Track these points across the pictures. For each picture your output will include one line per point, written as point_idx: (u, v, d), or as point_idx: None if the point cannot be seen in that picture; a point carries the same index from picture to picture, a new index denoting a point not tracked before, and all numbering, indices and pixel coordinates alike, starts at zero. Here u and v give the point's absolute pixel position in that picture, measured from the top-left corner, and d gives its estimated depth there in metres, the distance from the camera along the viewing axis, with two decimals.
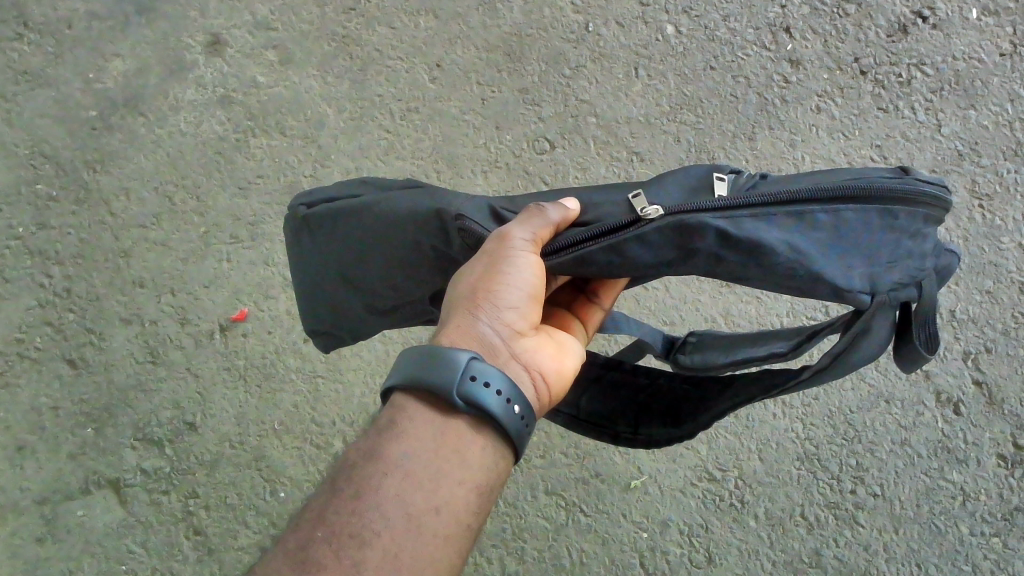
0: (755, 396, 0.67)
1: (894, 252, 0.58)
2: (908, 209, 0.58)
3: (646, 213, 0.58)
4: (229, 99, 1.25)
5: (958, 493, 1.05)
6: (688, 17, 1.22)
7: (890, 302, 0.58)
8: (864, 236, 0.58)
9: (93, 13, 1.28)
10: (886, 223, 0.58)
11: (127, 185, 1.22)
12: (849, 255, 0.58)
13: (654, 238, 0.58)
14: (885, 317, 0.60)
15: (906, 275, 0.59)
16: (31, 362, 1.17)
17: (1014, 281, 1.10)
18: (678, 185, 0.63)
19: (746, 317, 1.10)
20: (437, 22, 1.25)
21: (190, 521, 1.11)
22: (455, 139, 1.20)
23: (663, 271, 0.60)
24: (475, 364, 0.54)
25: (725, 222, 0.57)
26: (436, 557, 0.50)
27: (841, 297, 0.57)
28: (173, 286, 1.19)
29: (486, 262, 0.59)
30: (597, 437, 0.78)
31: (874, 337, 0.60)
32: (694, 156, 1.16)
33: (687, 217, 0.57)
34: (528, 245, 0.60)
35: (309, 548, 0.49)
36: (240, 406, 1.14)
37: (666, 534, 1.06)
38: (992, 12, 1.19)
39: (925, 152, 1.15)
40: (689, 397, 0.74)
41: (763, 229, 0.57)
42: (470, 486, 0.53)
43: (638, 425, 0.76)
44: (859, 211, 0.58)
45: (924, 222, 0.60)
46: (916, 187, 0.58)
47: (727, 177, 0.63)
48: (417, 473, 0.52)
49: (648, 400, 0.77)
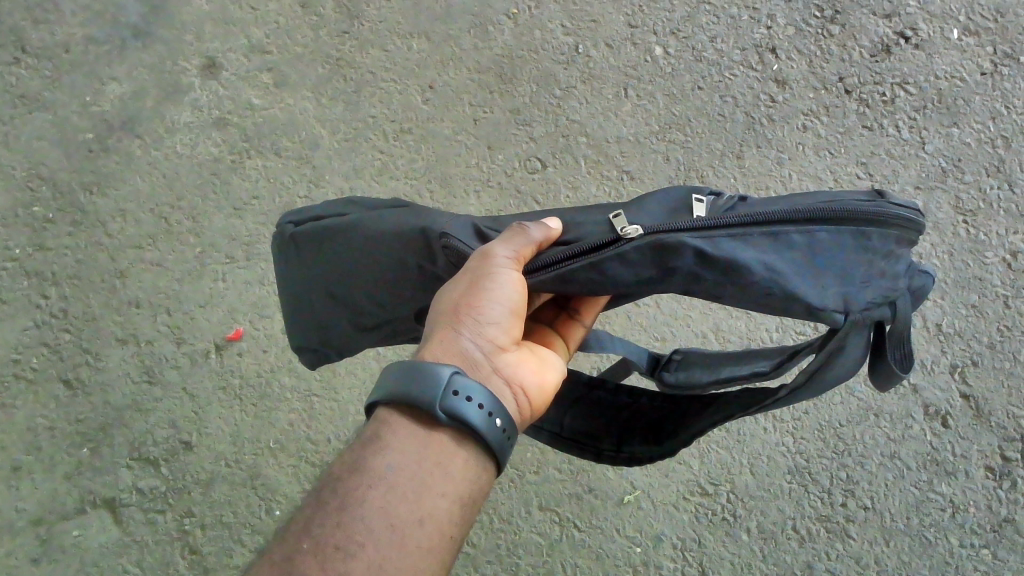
0: (734, 412, 0.68)
1: (869, 272, 0.60)
2: (881, 231, 0.60)
3: (626, 232, 0.60)
4: (225, 121, 1.26)
5: (948, 505, 1.06)
6: (676, 38, 1.24)
7: (864, 321, 0.60)
8: (838, 255, 0.59)
9: (91, 38, 1.30)
10: (859, 244, 0.59)
11: (124, 207, 1.24)
12: (823, 274, 0.59)
13: (634, 257, 0.60)
14: (859, 337, 0.61)
15: (879, 295, 0.60)
16: (27, 382, 1.17)
17: (998, 296, 1.12)
18: (658, 206, 0.65)
19: (736, 333, 1.12)
20: (429, 45, 1.27)
21: (186, 540, 1.12)
22: (447, 159, 1.22)
23: (643, 290, 0.62)
24: (457, 377, 0.55)
25: (702, 242, 0.59)
26: (419, 568, 0.51)
27: (816, 316, 0.59)
28: (169, 306, 1.20)
29: (469, 279, 0.60)
30: (580, 455, 0.79)
31: (848, 356, 0.62)
32: (683, 175, 1.18)
33: (665, 237, 0.59)
34: (511, 263, 0.61)
35: (294, 559, 0.50)
36: (236, 425, 1.15)
37: (660, 549, 1.07)
38: (973, 31, 1.22)
39: (909, 170, 1.17)
40: (672, 415, 0.75)
41: (739, 248, 0.59)
42: (453, 498, 0.54)
43: (621, 443, 0.77)
44: (834, 232, 0.59)
45: (898, 243, 0.61)
46: (888, 210, 0.60)
47: (705, 199, 0.64)
48: (401, 485, 0.53)
49: (631, 420, 0.78)
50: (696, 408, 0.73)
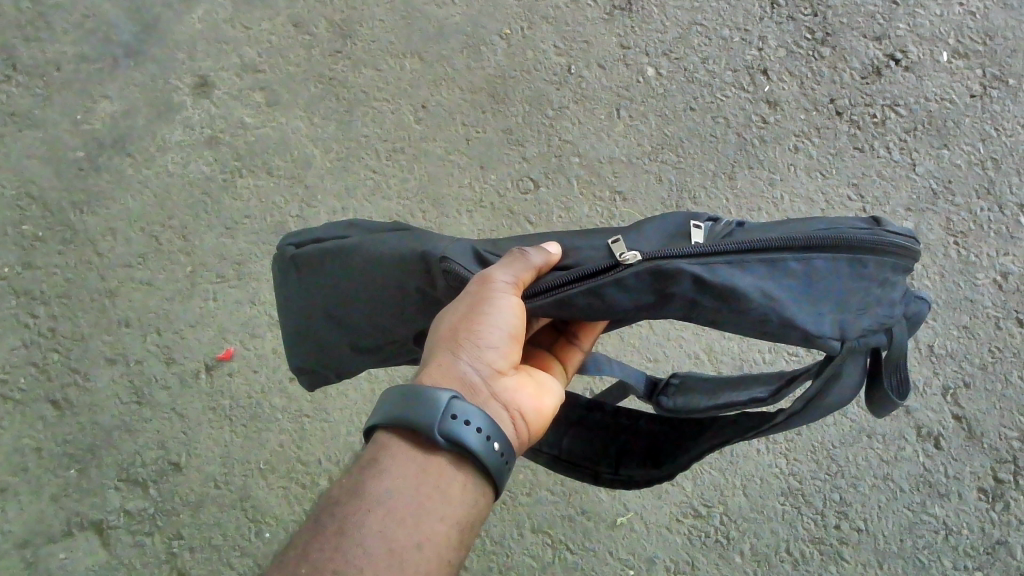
0: (733, 436, 0.69)
1: (865, 299, 0.60)
2: (876, 258, 0.60)
3: (624, 258, 0.60)
4: (217, 140, 1.26)
5: (941, 527, 1.06)
6: (669, 60, 1.24)
7: (860, 348, 0.60)
8: (834, 282, 0.59)
9: (81, 56, 1.29)
10: (855, 271, 0.60)
11: (114, 225, 1.23)
12: (820, 301, 0.59)
13: (633, 283, 0.60)
14: (856, 363, 0.62)
15: (875, 322, 0.60)
16: (15, 403, 1.16)
17: (990, 317, 1.12)
18: (656, 232, 0.65)
19: (729, 354, 1.12)
20: (422, 64, 1.27)
21: (174, 563, 1.11)
22: (440, 179, 1.22)
23: (641, 315, 0.62)
24: (456, 402, 0.55)
25: (700, 268, 0.59)
26: None
27: (813, 343, 0.58)
28: (160, 326, 1.19)
29: (468, 303, 0.60)
30: (579, 478, 0.78)
31: (845, 382, 0.62)
32: (676, 196, 1.18)
33: (663, 263, 0.59)
34: (510, 288, 0.60)
35: None
36: (226, 446, 1.14)
37: (653, 572, 1.06)
38: (963, 54, 1.23)
39: (900, 191, 1.18)
40: (670, 438, 0.75)
41: (736, 275, 0.59)
42: (451, 523, 0.53)
43: (619, 466, 0.77)
44: (830, 260, 0.60)
45: (894, 270, 0.61)
46: (883, 237, 0.60)
47: (704, 225, 0.65)
48: (399, 509, 0.52)
49: (629, 443, 0.78)
50: (691, 434, 0.73)
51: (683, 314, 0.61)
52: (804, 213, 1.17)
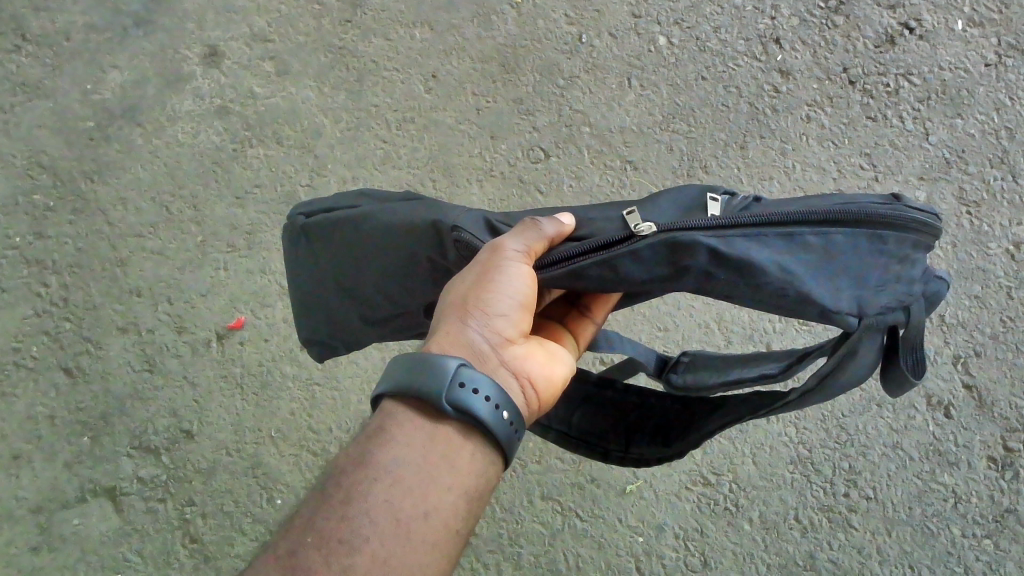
0: (745, 415, 0.67)
1: (883, 277, 0.60)
2: (897, 234, 0.60)
3: (640, 229, 0.60)
4: (227, 110, 1.26)
5: (950, 495, 1.06)
6: (680, 29, 1.24)
7: (878, 325, 0.60)
8: (854, 258, 0.60)
9: (91, 25, 1.29)
10: (875, 247, 0.60)
11: (125, 195, 1.23)
12: (838, 275, 0.60)
13: (646, 254, 0.60)
14: (872, 342, 0.61)
15: (894, 299, 0.60)
16: (28, 370, 1.17)
17: (1002, 287, 1.12)
18: (673, 205, 0.65)
19: (739, 324, 1.12)
20: (432, 34, 1.27)
21: (186, 529, 1.12)
22: (450, 148, 1.22)
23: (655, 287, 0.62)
24: (464, 370, 0.55)
25: (716, 240, 0.59)
26: (425, 562, 0.51)
27: (829, 317, 0.59)
28: (171, 295, 1.19)
29: (477, 272, 0.60)
30: (589, 455, 0.78)
31: (861, 360, 0.62)
32: (686, 166, 1.18)
33: (678, 234, 0.59)
34: (521, 257, 0.60)
35: (298, 552, 0.50)
36: (237, 413, 1.15)
37: (662, 539, 1.07)
38: (978, 22, 1.22)
39: (913, 160, 1.17)
40: (681, 419, 0.74)
41: (752, 247, 0.59)
42: (458, 492, 0.53)
43: (629, 445, 0.77)
44: (850, 235, 0.60)
45: (915, 247, 0.61)
46: (906, 213, 0.60)
47: (720, 198, 0.65)
48: (406, 479, 0.52)
49: (638, 422, 0.78)
50: (704, 412, 0.73)
51: (698, 285, 0.61)
52: (816, 183, 1.17)
